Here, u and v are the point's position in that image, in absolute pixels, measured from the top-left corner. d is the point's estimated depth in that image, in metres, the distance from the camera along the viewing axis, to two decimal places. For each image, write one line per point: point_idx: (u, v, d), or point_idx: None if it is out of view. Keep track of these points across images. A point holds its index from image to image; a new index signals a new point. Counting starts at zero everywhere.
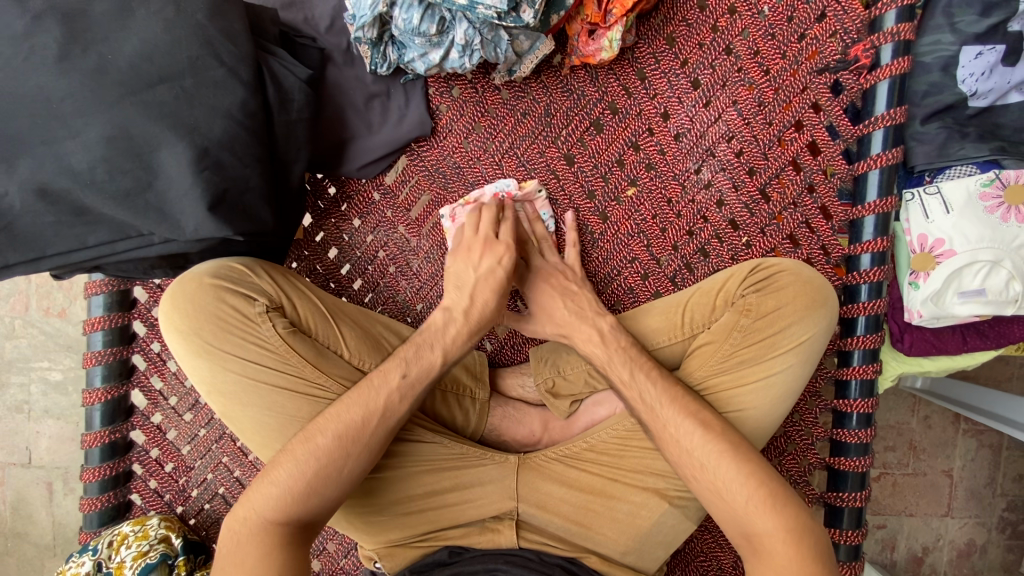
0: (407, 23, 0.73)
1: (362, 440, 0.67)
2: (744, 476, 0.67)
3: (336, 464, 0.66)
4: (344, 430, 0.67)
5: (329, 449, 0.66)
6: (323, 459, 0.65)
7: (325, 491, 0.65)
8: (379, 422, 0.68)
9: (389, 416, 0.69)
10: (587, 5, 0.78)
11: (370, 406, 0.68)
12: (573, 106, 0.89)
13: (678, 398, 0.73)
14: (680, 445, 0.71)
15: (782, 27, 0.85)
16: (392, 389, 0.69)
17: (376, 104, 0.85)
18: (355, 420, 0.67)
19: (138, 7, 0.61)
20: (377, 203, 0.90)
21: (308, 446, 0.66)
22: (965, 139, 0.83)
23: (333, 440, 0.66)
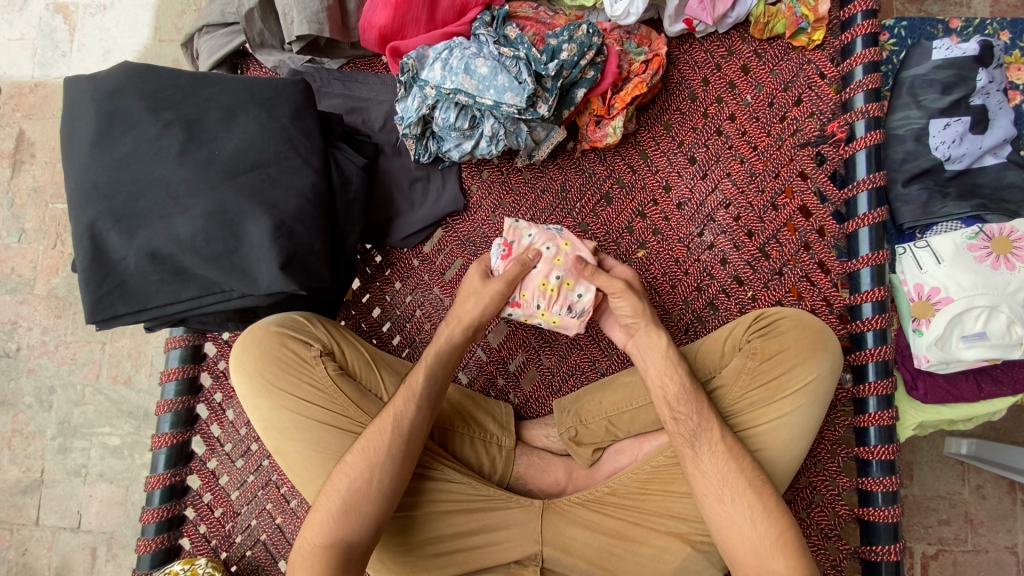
0: (445, 121, 0.90)
1: (384, 451, 0.75)
2: (769, 518, 0.73)
3: (366, 479, 0.74)
4: (372, 446, 0.76)
5: (360, 464, 0.75)
6: (354, 474, 0.74)
7: (365, 506, 0.74)
8: (394, 429, 0.77)
9: (404, 421, 0.77)
10: (594, 99, 0.95)
11: (386, 419, 0.77)
12: (587, 182, 1.02)
13: (694, 436, 0.77)
14: (700, 474, 0.76)
15: (765, 111, 0.98)
16: (402, 402, 0.78)
17: (418, 185, 1.00)
18: (375, 433, 0.77)
19: (241, 114, 0.78)
20: (416, 268, 1.02)
21: (344, 465, 0.76)
22: (946, 198, 0.92)
23: (360, 455, 0.75)
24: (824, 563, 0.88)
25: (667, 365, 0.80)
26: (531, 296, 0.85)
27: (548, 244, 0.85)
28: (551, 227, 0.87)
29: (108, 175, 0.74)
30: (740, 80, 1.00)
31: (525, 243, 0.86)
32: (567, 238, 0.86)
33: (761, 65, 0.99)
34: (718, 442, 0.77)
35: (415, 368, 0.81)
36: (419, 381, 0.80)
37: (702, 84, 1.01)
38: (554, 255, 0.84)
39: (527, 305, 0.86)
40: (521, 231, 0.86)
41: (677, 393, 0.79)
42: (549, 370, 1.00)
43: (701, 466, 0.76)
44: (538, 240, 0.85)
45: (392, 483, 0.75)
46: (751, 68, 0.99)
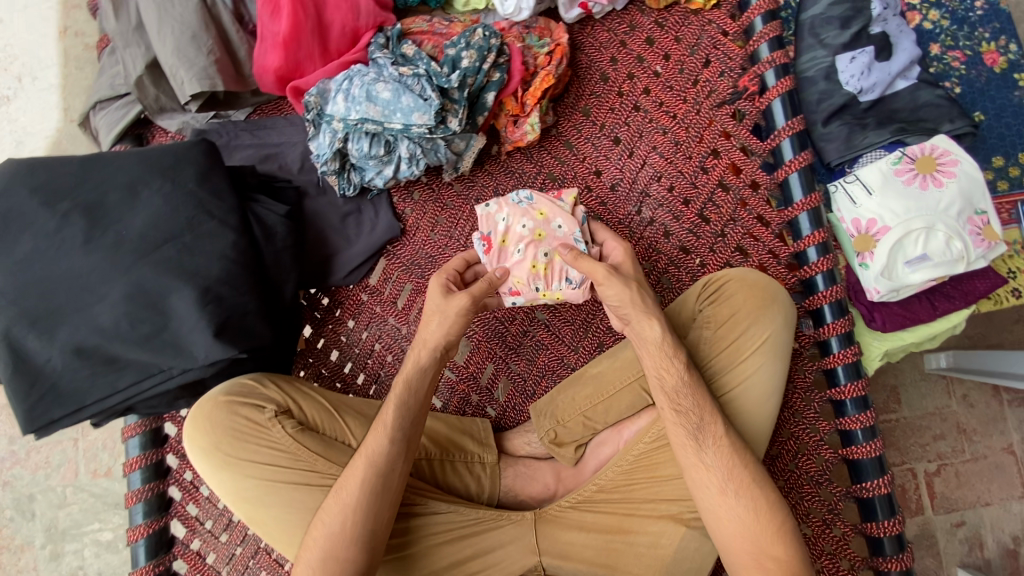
0: (360, 151, 0.88)
1: (359, 491, 0.73)
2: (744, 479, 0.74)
3: (344, 524, 0.73)
4: (348, 490, 0.74)
5: (335, 511, 0.73)
6: (330, 523, 0.73)
7: (349, 550, 0.72)
8: (367, 468, 0.75)
9: (377, 458, 0.75)
10: (507, 100, 0.94)
11: (358, 459, 0.76)
12: (518, 183, 1.01)
13: (687, 422, 0.76)
14: (701, 465, 0.75)
15: (676, 78, 0.99)
16: (374, 439, 0.76)
17: (350, 220, 0.98)
18: (349, 476, 0.75)
19: (143, 189, 0.76)
20: (366, 302, 1.00)
21: (322, 515, 0.74)
22: (866, 129, 0.93)
23: (338, 501, 0.74)
24: (821, 510, 0.88)
25: (662, 356, 0.78)
26: (528, 282, 0.87)
27: (524, 220, 0.87)
28: (520, 200, 0.89)
29: (15, 279, 0.71)
30: (647, 52, 1.00)
31: (502, 228, 0.88)
32: (539, 205, 0.89)
33: (665, 34, 1.00)
34: (721, 436, 0.76)
35: (386, 399, 0.79)
36: (390, 413, 0.77)
37: (612, 63, 1.01)
38: (534, 230, 0.87)
39: (526, 292, 0.88)
40: (495, 217, 0.88)
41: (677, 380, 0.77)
42: (520, 375, 1.00)
43: (695, 459, 0.75)
44: (513, 220, 0.88)
45: (372, 522, 0.73)
46: (656, 39, 1.00)
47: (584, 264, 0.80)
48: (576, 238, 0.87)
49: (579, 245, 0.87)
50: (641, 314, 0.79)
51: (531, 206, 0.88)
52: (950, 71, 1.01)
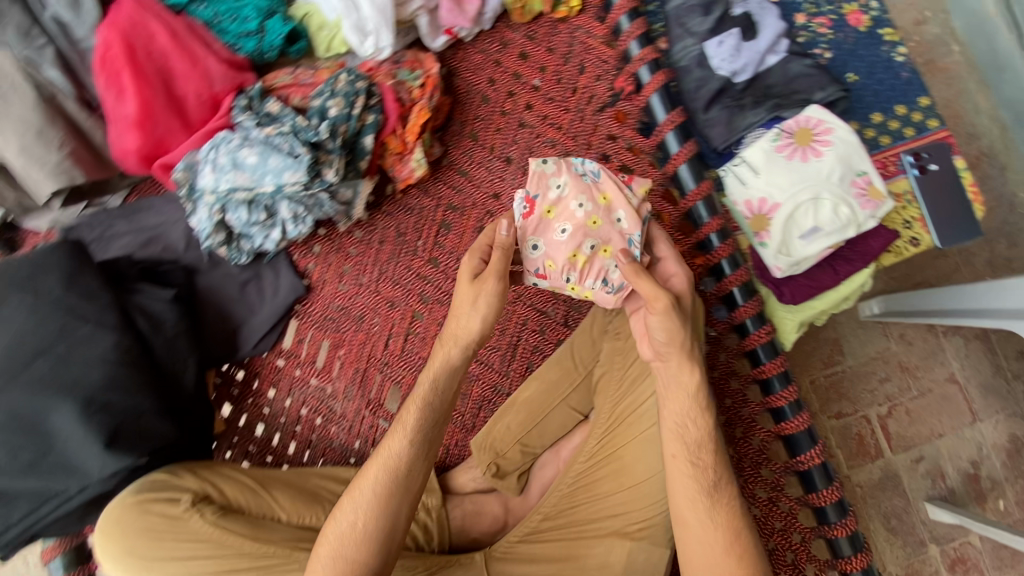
0: (239, 220, 0.85)
1: (377, 490, 0.72)
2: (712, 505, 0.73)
3: (354, 524, 0.70)
4: (370, 489, 0.72)
5: (350, 509, 0.72)
6: (342, 520, 0.71)
7: (357, 556, 0.69)
8: (386, 470, 0.73)
9: (398, 461, 0.73)
10: (387, 139, 0.92)
11: (375, 461, 0.74)
12: (419, 219, 0.99)
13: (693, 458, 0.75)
14: (709, 525, 0.72)
15: (556, 89, 0.99)
16: (393, 441, 0.75)
17: (250, 287, 0.95)
18: (367, 474, 0.74)
19: (5, 306, 0.73)
20: (283, 368, 0.97)
21: (337, 518, 0.72)
22: (745, 110, 0.94)
23: (360, 500, 0.72)
24: (765, 488, 0.90)
25: (695, 408, 0.76)
26: (558, 271, 0.79)
27: (583, 198, 0.78)
28: (584, 172, 0.80)
29: None
30: (523, 68, 0.99)
31: (552, 198, 0.78)
32: (602, 187, 0.79)
33: (537, 47, 0.99)
34: (734, 494, 0.74)
35: (409, 397, 0.77)
36: (411, 417, 0.76)
37: (491, 84, 1.00)
38: (590, 214, 0.78)
39: (556, 279, 0.80)
40: (546, 183, 0.78)
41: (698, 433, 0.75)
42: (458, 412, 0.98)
43: (705, 516, 0.72)
44: (570, 195, 0.79)
45: (382, 525, 0.71)
46: (530, 53, 0.99)
47: (643, 285, 0.74)
48: (636, 240, 0.79)
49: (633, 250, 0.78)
50: (683, 360, 0.76)
51: (595, 186, 0.79)
52: (817, 37, 1.03)
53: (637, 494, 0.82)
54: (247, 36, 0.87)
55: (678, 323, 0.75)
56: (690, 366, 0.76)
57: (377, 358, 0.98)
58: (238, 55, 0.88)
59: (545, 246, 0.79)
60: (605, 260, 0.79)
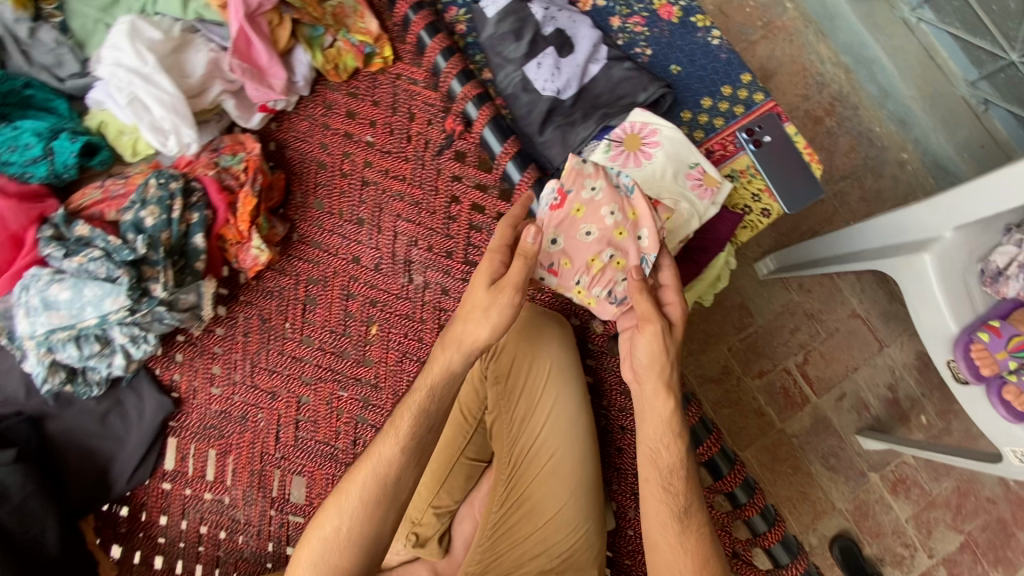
0: (72, 356, 0.80)
1: (365, 496, 0.71)
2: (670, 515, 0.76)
3: (340, 529, 0.70)
4: (364, 493, 0.71)
5: (332, 516, 0.71)
6: (329, 524, 0.70)
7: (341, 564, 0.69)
8: (377, 475, 0.71)
9: (389, 466, 0.72)
10: (222, 231, 0.88)
11: (366, 461, 0.72)
12: (282, 302, 0.96)
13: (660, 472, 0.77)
14: (677, 555, 0.74)
15: (391, 141, 0.97)
16: (388, 443, 0.73)
17: (112, 417, 0.88)
18: (359, 474, 0.72)
19: None
20: (172, 490, 0.91)
21: (327, 517, 0.71)
22: (576, 126, 0.96)
23: (357, 504, 0.71)
24: None
25: (667, 430, 0.78)
26: (571, 271, 0.83)
27: (612, 208, 0.81)
28: (620, 184, 0.83)
29: None
30: (353, 126, 0.97)
31: (584, 198, 0.82)
32: (631, 202, 0.82)
33: (363, 103, 0.97)
34: (702, 522, 0.76)
35: (408, 395, 0.74)
36: (404, 421, 0.73)
37: (324, 149, 0.97)
38: (617, 224, 0.81)
39: (567, 277, 0.84)
40: (583, 184, 0.81)
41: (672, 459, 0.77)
42: None
43: (673, 540, 0.75)
44: (603, 201, 0.81)
45: (367, 535, 0.70)
46: (356, 110, 0.97)
47: (643, 305, 0.76)
48: (646, 262, 0.82)
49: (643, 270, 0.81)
50: (659, 387, 0.78)
51: (627, 200, 0.82)
52: (636, 37, 1.06)
53: (553, 529, 0.84)
54: (34, 163, 0.80)
55: (665, 347, 0.76)
56: (665, 394, 0.77)
57: (270, 454, 0.94)
58: (31, 184, 0.81)
59: (567, 244, 0.82)
60: (612, 275, 0.83)
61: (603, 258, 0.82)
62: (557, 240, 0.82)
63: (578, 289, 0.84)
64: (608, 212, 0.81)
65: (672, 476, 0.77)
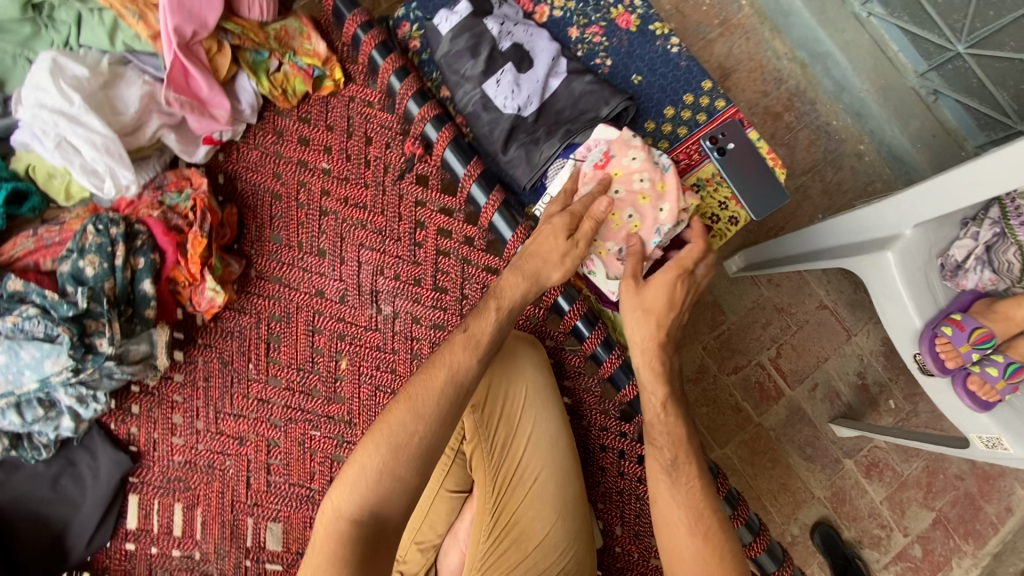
0: (14, 423, 0.74)
1: (435, 402, 0.73)
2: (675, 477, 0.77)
3: (408, 431, 0.71)
4: (434, 399, 0.73)
5: (406, 418, 0.72)
6: (402, 425, 0.71)
7: (403, 469, 0.70)
8: (450, 379, 0.74)
9: (461, 375, 0.74)
10: (172, 274, 0.83)
11: (439, 367, 0.75)
12: (243, 341, 0.91)
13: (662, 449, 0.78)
14: (672, 504, 0.75)
15: (348, 167, 0.93)
16: (462, 352, 0.75)
17: (64, 480, 0.82)
18: (428, 380, 0.74)
19: None
20: (136, 551, 0.86)
21: (392, 424, 0.72)
22: (539, 144, 0.93)
23: (433, 405, 0.72)
24: None
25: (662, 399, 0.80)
26: None
27: (644, 177, 0.83)
28: (659, 160, 0.85)
29: None
30: (307, 153, 0.92)
31: (623, 163, 0.84)
32: (664, 177, 0.84)
33: (316, 128, 0.93)
34: (694, 475, 0.77)
35: (478, 317, 0.77)
36: (484, 331, 0.76)
37: (278, 179, 0.92)
38: (643, 192, 0.83)
39: None
40: (629, 152, 0.84)
41: (659, 407, 0.80)
42: None
43: (668, 492, 0.76)
44: (638, 169, 0.83)
45: (446, 429, 0.73)
46: (309, 137, 0.93)
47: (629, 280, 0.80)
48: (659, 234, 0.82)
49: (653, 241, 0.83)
50: (654, 349, 0.80)
51: (659, 175, 0.84)
52: (594, 48, 1.04)
53: (545, 553, 0.82)
54: None
55: (662, 316, 0.79)
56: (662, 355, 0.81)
57: (241, 502, 0.90)
58: None
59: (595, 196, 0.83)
60: (622, 243, 0.83)
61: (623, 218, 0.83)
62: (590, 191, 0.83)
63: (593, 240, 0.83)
64: (640, 180, 0.83)
65: (653, 431, 0.80)
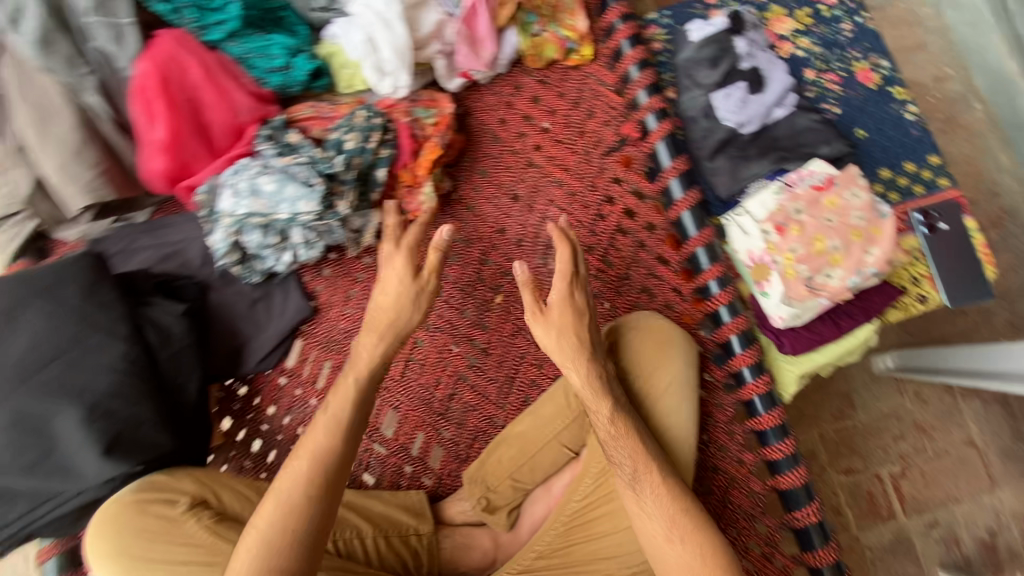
0: (253, 241, 0.89)
1: (306, 463, 0.70)
2: (665, 495, 0.74)
3: (279, 503, 0.68)
4: (307, 473, 0.70)
5: (274, 491, 0.69)
6: (280, 492, 0.69)
7: (307, 506, 0.69)
8: (306, 464, 0.70)
9: (325, 456, 0.71)
10: (400, 172, 0.96)
11: (320, 421, 0.73)
12: (427, 249, 1.02)
13: (634, 479, 0.75)
14: (645, 515, 0.74)
15: (565, 131, 1.02)
16: (325, 436, 0.72)
17: (260, 306, 0.98)
18: (309, 436, 0.72)
19: (25, 312, 0.76)
20: (285, 386, 0.99)
21: (290, 473, 0.70)
22: (749, 161, 0.96)
23: (274, 510, 0.68)
24: (759, 543, 0.88)
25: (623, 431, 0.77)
26: (789, 240, 0.85)
27: (859, 217, 0.85)
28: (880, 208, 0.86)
29: None
30: (534, 110, 1.03)
31: (843, 197, 0.86)
32: (881, 224, 0.85)
33: (549, 92, 1.03)
34: (658, 483, 0.75)
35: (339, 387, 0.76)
36: (362, 378, 0.76)
37: (503, 124, 1.03)
38: (854, 228, 0.85)
39: (786, 241, 0.85)
40: (854, 188, 0.87)
41: (609, 416, 0.77)
42: (452, 440, 1.01)
43: (642, 505, 0.74)
44: (857, 206, 0.86)
45: (325, 488, 0.70)
46: (541, 97, 1.03)
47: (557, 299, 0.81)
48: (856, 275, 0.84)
49: (851, 277, 0.84)
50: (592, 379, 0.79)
51: (876, 220, 0.85)
52: (827, 93, 1.05)
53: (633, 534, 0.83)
54: (273, 72, 0.92)
55: (572, 319, 0.80)
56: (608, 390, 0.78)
57: None
58: (264, 89, 0.92)
59: (805, 217, 0.86)
60: (818, 268, 0.84)
61: (828, 246, 0.85)
62: (800, 211, 0.86)
63: (787, 258, 0.85)
64: (854, 217, 0.85)
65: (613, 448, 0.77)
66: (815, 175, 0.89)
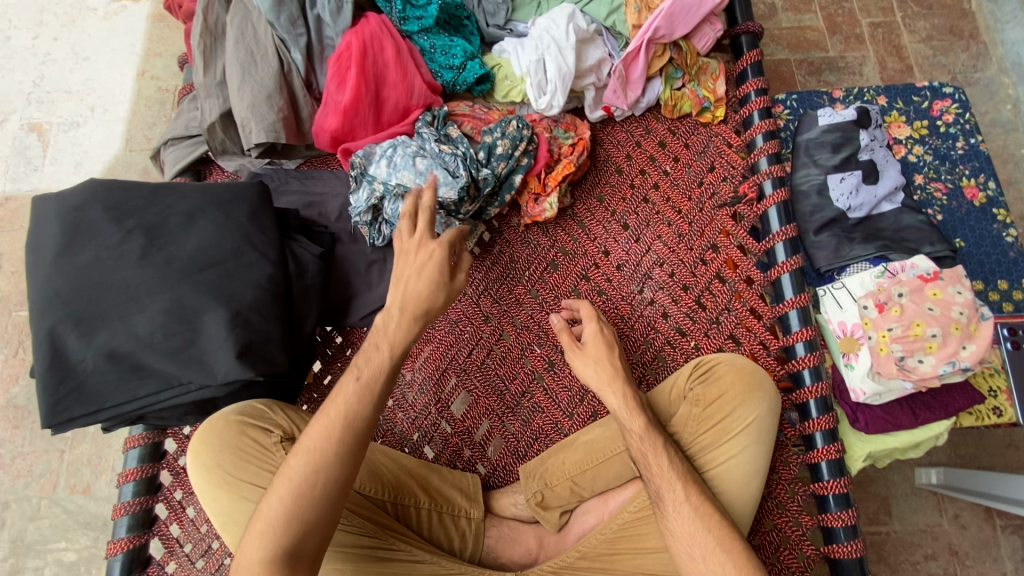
0: (392, 210, 0.96)
1: (342, 415, 0.76)
2: (698, 514, 0.81)
3: (320, 448, 0.74)
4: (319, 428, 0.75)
5: (315, 437, 0.75)
6: (317, 441, 0.75)
7: (339, 454, 0.75)
8: (344, 407, 0.76)
9: (361, 405, 0.77)
10: (530, 179, 1.04)
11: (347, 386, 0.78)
12: (534, 254, 1.10)
13: (660, 495, 0.84)
14: (675, 534, 0.82)
15: (684, 177, 1.10)
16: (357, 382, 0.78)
17: (374, 268, 1.02)
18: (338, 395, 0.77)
19: (200, 218, 0.85)
20: None
21: (324, 424, 0.76)
22: (853, 243, 1.02)
23: (311, 442, 0.74)
24: None
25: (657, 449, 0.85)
26: (887, 319, 0.90)
27: (962, 313, 0.89)
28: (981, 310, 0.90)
29: (71, 283, 0.79)
30: (659, 154, 1.12)
31: (948, 291, 0.91)
32: (980, 324, 0.89)
33: (676, 140, 1.12)
34: (684, 502, 0.82)
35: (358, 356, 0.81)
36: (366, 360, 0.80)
37: (627, 159, 1.12)
38: (955, 322, 0.88)
39: (883, 320, 0.90)
40: (959, 284, 0.91)
41: (641, 432, 0.86)
42: (514, 436, 1.03)
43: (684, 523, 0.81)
44: (960, 302, 0.89)
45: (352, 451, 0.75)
46: (668, 143, 1.12)
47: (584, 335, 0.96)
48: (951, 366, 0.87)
49: (946, 366, 0.87)
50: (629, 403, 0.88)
51: (976, 319, 0.89)
52: (932, 199, 1.11)
53: None
54: (448, 69, 1.03)
55: (605, 351, 0.93)
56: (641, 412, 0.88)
57: (458, 362, 1.06)
58: (436, 81, 1.04)
59: (908, 301, 0.90)
60: (913, 351, 0.88)
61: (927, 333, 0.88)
62: (901, 295, 0.91)
63: (881, 335, 0.90)
64: (958, 312, 0.89)
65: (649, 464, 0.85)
66: (921, 267, 0.94)
